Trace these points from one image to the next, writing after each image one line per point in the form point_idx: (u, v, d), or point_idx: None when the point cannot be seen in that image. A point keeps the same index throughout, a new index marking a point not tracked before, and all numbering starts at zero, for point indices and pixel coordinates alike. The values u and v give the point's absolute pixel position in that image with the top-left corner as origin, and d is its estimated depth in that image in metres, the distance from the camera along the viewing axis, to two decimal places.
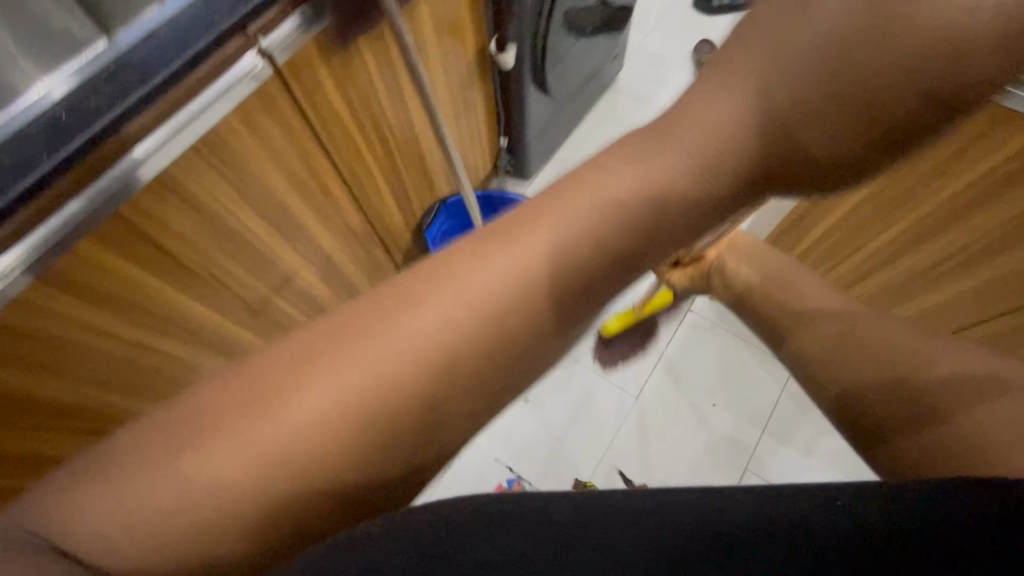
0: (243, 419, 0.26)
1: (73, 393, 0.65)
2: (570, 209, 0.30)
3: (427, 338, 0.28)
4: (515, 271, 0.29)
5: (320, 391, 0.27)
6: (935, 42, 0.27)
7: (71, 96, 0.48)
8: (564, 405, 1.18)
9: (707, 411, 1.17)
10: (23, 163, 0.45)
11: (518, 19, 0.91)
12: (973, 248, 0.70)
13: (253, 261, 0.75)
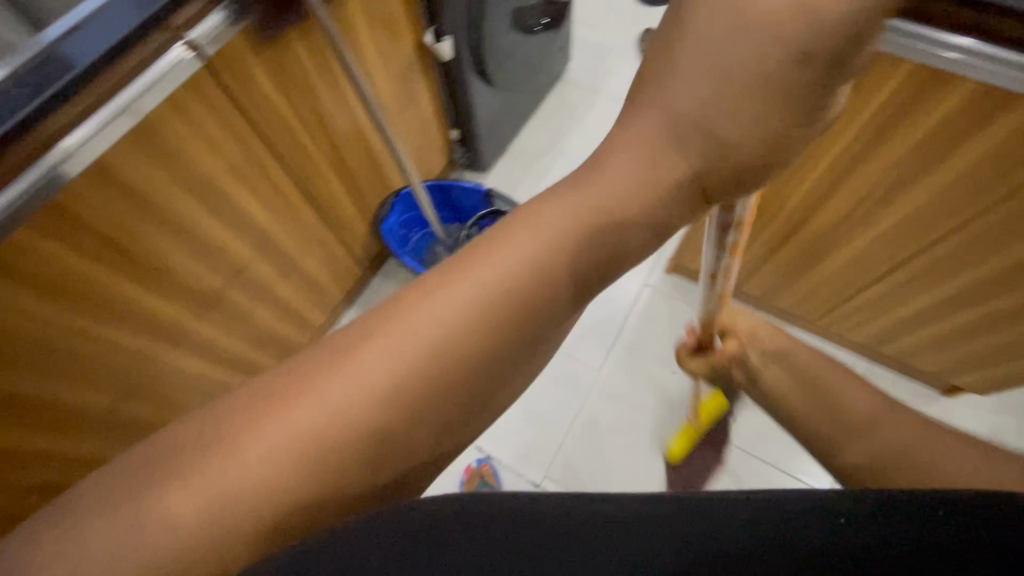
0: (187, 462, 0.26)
1: (43, 387, 0.67)
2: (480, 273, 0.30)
3: (449, 320, 0.29)
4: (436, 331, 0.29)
5: (262, 449, 0.27)
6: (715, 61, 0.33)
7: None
8: (531, 380, 1.22)
9: (666, 383, 1.20)
10: None
11: (449, 11, 0.97)
12: (872, 195, 0.75)
13: (203, 252, 0.78)
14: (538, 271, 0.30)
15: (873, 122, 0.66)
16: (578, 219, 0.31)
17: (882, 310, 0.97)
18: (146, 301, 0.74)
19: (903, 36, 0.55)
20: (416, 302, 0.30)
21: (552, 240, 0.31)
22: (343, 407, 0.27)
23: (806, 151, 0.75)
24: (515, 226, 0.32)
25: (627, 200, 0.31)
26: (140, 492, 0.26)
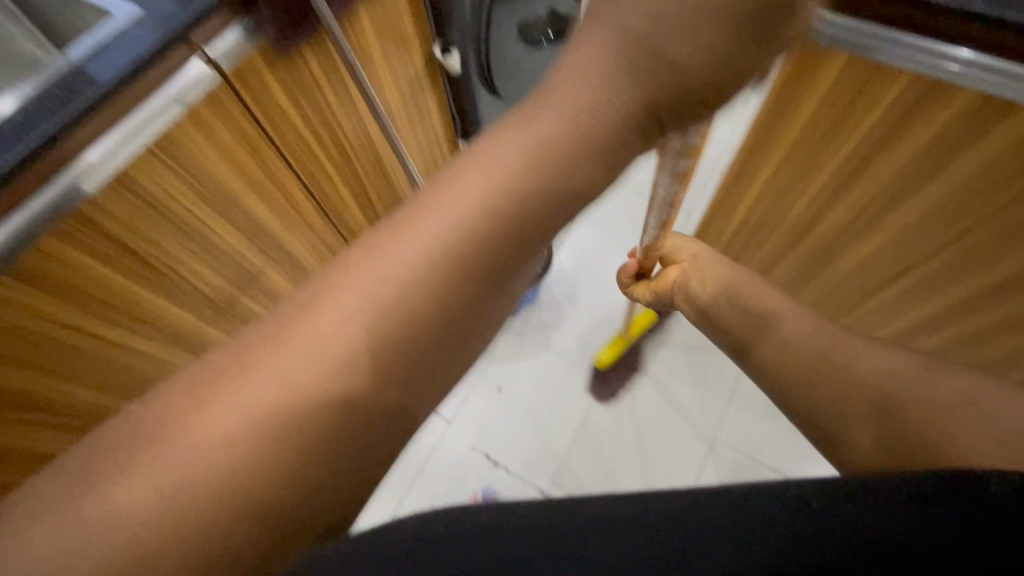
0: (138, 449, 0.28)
1: (56, 385, 0.71)
2: (408, 246, 0.32)
3: (397, 270, 0.31)
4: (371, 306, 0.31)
5: (213, 423, 0.29)
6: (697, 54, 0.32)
7: (27, 105, 0.55)
8: (538, 389, 1.22)
9: (673, 390, 1.20)
10: None
11: (458, 26, 1.00)
12: (874, 205, 0.77)
13: (218, 260, 0.80)
14: (469, 247, 0.32)
15: (876, 132, 0.67)
16: (513, 167, 0.33)
17: (887, 318, 0.98)
18: (161, 306, 0.76)
19: (896, 45, 0.56)
20: (364, 257, 0.32)
21: (492, 187, 0.32)
22: (307, 354, 0.30)
23: (808, 158, 0.76)
24: (453, 180, 0.33)
25: (563, 144, 0.33)
26: (98, 482, 0.27)
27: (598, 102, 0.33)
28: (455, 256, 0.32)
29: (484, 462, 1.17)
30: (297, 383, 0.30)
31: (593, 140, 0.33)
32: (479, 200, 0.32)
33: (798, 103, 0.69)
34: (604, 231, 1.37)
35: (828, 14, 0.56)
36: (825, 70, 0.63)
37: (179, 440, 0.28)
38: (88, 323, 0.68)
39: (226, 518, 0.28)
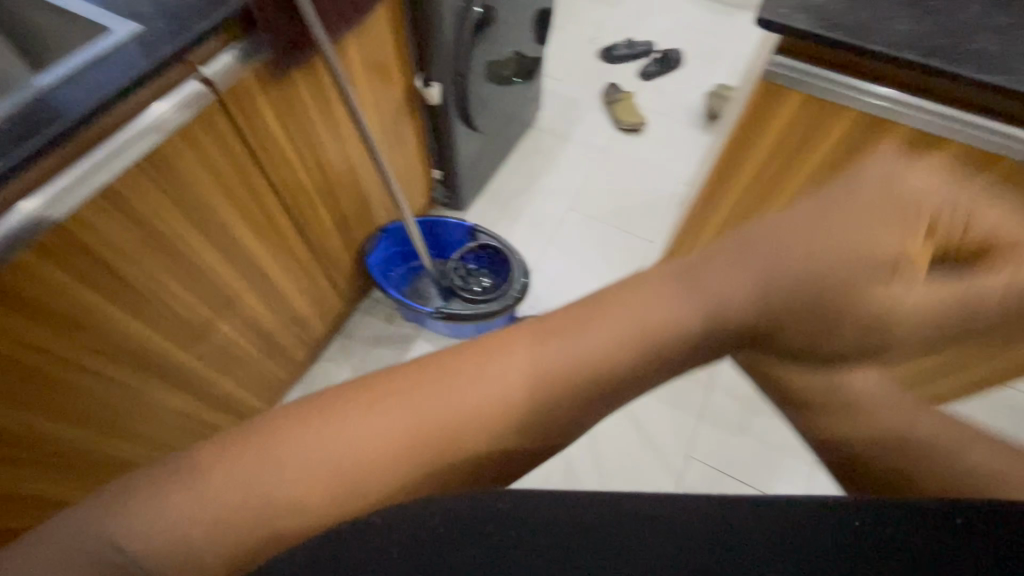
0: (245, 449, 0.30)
1: (15, 418, 0.63)
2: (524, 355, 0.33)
3: (507, 376, 0.32)
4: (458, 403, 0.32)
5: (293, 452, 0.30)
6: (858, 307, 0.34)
7: (20, 117, 0.55)
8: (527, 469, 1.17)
9: (651, 432, 1.21)
10: None
11: (439, 59, 1.05)
12: None
13: (196, 280, 0.78)
14: (572, 366, 0.33)
15: (826, 159, 0.75)
16: (665, 311, 0.34)
17: None
18: (137, 328, 0.72)
19: (830, 86, 0.66)
20: (507, 350, 0.34)
21: (625, 322, 0.33)
22: (409, 436, 0.31)
23: (769, 185, 0.84)
24: (590, 308, 0.35)
25: (684, 307, 0.34)
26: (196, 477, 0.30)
27: (778, 281, 0.34)
28: (548, 369, 0.33)
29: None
30: (365, 453, 0.30)
31: (735, 304, 0.34)
32: (607, 328, 0.33)
33: (759, 138, 0.77)
34: (575, 256, 1.43)
35: (777, 57, 0.67)
36: (782, 107, 0.71)
37: (256, 472, 0.29)
38: (59, 348, 0.63)
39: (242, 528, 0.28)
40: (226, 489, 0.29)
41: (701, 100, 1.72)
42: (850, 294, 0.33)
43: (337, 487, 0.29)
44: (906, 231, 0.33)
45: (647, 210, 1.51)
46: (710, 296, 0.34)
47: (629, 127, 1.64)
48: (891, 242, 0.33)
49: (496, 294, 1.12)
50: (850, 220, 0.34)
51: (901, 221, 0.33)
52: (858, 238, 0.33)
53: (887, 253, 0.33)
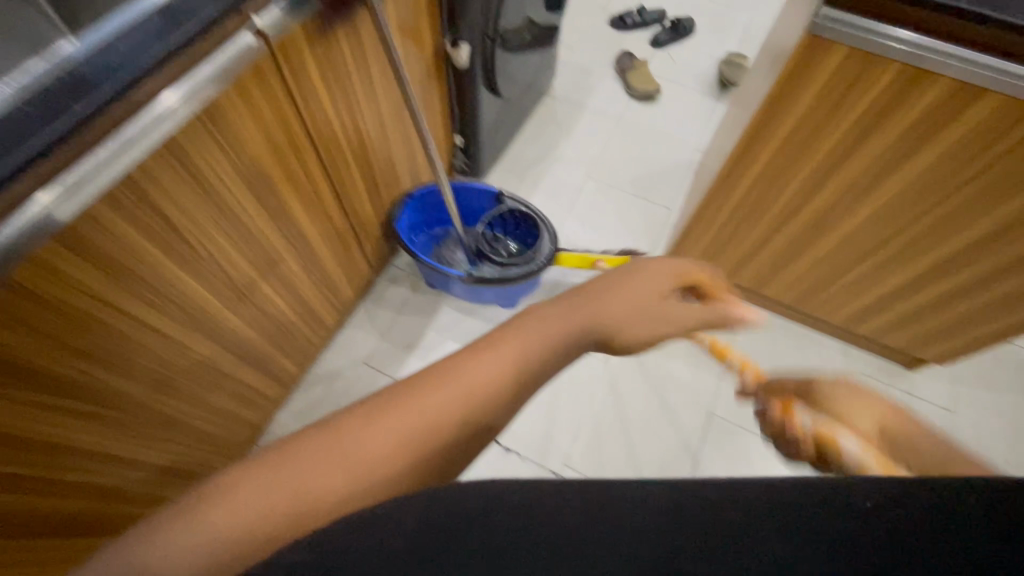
0: (288, 452, 0.32)
1: (79, 371, 0.63)
2: (485, 357, 0.40)
3: (483, 379, 0.38)
4: (456, 397, 0.37)
5: (339, 451, 0.32)
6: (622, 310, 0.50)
7: (90, 65, 0.56)
8: (564, 397, 1.21)
9: (680, 396, 1.22)
10: (53, 114, 0.52)
11: (469, 20, 1.04)
12: (858, 186, 0.88)
13: (243, 239, 0.78)
14: (509, 362, 0.40)
15: (865, 115, 0.77)
16: (551, 325, 0.45)
17: (859, 291, 1.09)
18: (188, 284, 0.72)
19: (871, 38, 0.68)
20: (483, 353, 0.40)
21: (539, 337, 0.43)
22: (428, 429, 0.35)
23: (803, 144, 0.86)
24: (523, 327, 0.43)
25: (561, 317, 0.46)
26: (256, 473, 0.31)
27: (584, 299, 0.49)
28: (498, 375, 0.39)
29: (529, 465, 1.14)
30: (401, 441, 0.33)
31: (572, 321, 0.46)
32: (527, 346, 0.42)
33: (800, 93, 0.79)
34: (595, 224, 1.44)
35: (825, 10, 0.68)
36: (826, 60, 0.73)
37: (291, 472, 0.31)
38: (122, 300, 0.64)
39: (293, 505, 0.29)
40: (262, 489, 0.30)
41: (714, 68, 1.72)
42: (616, 312, 0.49)
43: (366, 483, 0.31)
44: (642, 286, 0.52)
45: (663, 178, 1.52)
46: (566, 310, 0.47)
47: (644, 95, 1.64)
48: (635, 293, 0.52)
49: (525, 258, 1.13)
50: (620, 283, 0.52)
51: (643, 283, 0.53)
52: (624, 290, 0.51)
53: (636, 299, 0.51)
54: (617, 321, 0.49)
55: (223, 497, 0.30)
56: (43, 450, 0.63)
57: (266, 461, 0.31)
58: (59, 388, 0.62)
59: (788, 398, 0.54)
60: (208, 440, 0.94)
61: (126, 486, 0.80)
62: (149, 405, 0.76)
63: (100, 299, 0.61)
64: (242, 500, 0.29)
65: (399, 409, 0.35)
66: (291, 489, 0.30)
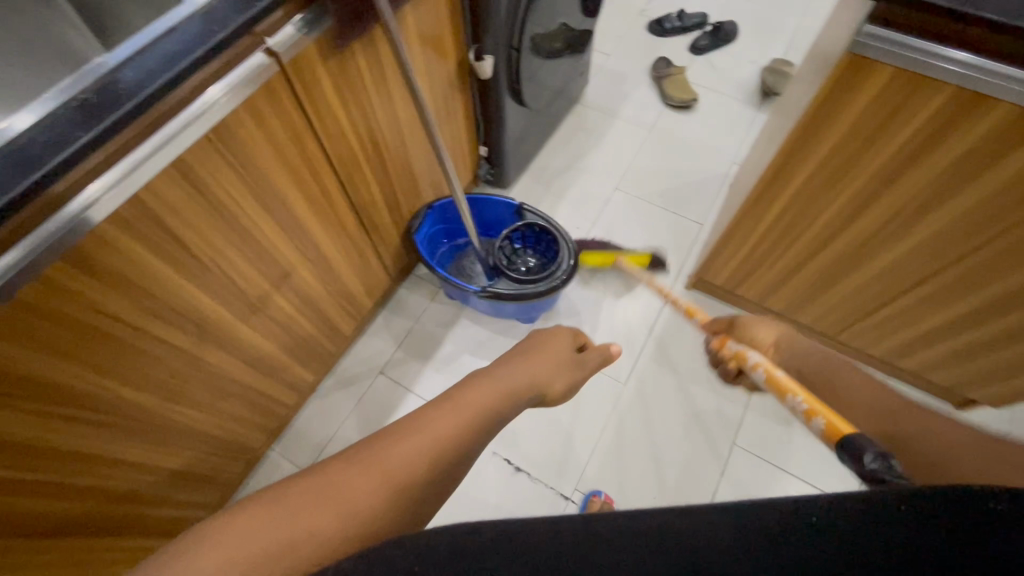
0: (285, 495, 0.37)
1: (90, 382, 0.65)
2: (450, 406, 0.49)
3: (454, 426, 0.47)
4: (428, 440, 0.44)
5: (330, 497, 0.38)
6: (554, 365, 0.69)
7: (103, 87, 0.57)
8: (578, 417, 1.17)
9: (700, 422, 1.16)
10: (62, 137, 0.53)
11: (493, 31, 1.02)
12: (901, 214, 0.81)
13: (257, 253, 0.79)
14: (472, 411, 0.50)
15: (915, 138, 0.70)
16: (507, 384, 0.57)
17: (903, 324, 1.01)
18: (200, 298, 0.73)
19: (919, 57, 0.62)
20: (450, 403, 0.50)
21: (497, 391, 0.55)
22: (401, 472, 0.41)
23: (842, 166, 0.80)
24: (475, 386, 0.54)
25: (506, 377, 0.59)
26: (259, 513, 0.36)
27: (515, 358, 0.66)
28: (464, 422, 0.48)
29: (538, 484, 1.11)
30: (379, 484, 0.40)
31: (523, 382, 0.61)
32: (489, 397, 0.53)
33: (840, 113, 0.73)
34: (620, 237, 1.40)
35: (868, 27, 0.62)
36: (869, 79, 0.67)
37: (279, 516, 0.36)
38: (132, 315, 0.65)
39: (289, 542, 0.35)
40: (229, 548, 0.34)
41: (756, 76, 1.64)
42: (534, 361, 0.67)
43: (347, 524, 0.37)
44: (554, 344, 0.74)
45: (695, 192, 1.45)
46: (501, 371, 0.61)
47: (679, 104, 1.58)
48: (555, 351, 0.72)
49: (543, 274, 1.10)
50: (540, 347, 0.71)
51: (558, 343, 0.74)
52: (542, 351, 0.70)
53: (556, 356, 0.72)
54: (548, 373, 0.67)
55: (229, 533, 0.35)
56: (56, 458, 0.65)
57: (269, 502, 0.37)
58: (72, 398, 0.64)
59: (724, 335, 0.76)
60: (223, 445, 0.96)
61: (142, 489, 0.82)
62: (159, 413, 0.77)
63: (109, 313, 0.62)
64: (245, 536, 0.34)
65: (379, 455, 0.42)
66: (285, 530, 0.35)
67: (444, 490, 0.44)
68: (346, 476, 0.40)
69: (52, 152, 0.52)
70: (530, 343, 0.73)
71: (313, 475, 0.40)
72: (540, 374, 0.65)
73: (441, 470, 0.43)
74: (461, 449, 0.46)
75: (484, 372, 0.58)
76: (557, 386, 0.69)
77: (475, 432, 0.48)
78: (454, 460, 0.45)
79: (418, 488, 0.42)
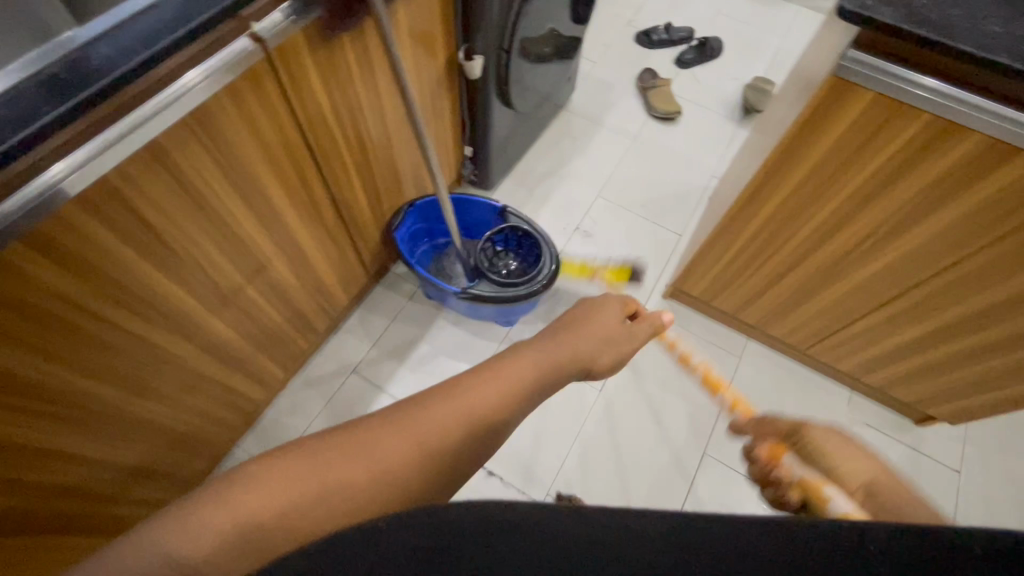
0: (280, 464, 0.40)
1: (49, 374, 0.62)
2: (458, 395, 0.49)
3: (460, 416, 0.47)
4: (430, 433, 0.45)
5: (325, 467, 0.41)
6: (604, 338, 0.69)
7: (71, 64, 0.54)
8: (554, 425, 1.17)
9: (673, 431, 1.17)
10: (25, 114, 0.50)
11: (484, 31, 1.02)
12: (873, 235, 0.84)
13: (230, 244, 0.76)
14: (481, 403, 0.50)
15: (891, 162, 0.72)
16: (525, 368, 0.56)
17: (870, 340, 1.04)
18: (169, 288, 0.71)
19: (902, 85, 0.64)
20: (457, 392, 0.50)
21: (511, 376, 0.54)
22: (401, 456, 0.43)
23: (822, 188, 0.82)
24: (487, 371, 0.54)
25: (535, 359, 0.59)
26: (251, 481, 0.39)
27: (555, 331, 0.68)
28: (471, 413, 0.48)
29: (510, 491, 1.11)
30: (373, 466, 0.41)
31: (554, 361, 0.60)
32: (502, 384, 0.53)
33: (821, 135, 0.75)
34: (600, 244, 1.41)
35: (852, 51, 0.64)
36: (850, 102, 0.69)
37: (276, 483, 0.39)
38: (90, 303, 0.62)
39: (283, 507, 0.38)
40: (266, 495, 0.38)
41: (739, 93, 1.67)
42: (579, 332, 0.68)
43: (338, 499, 0.39)
44: (607, 315, 0.73)
45: (676, 203, 1.48)
46: (537, 350, 0.61)
47: (664, 116, 1.60)
48: (608, 322, 0.72)
49: (525, 278, 1.09)
50: (592, 321, 0.71)
51: (611, 314, 0.74)
52: (594, 324, 0.70)
53: (605, 324, 0.72)
54: (593, 345, 0.67)
55: (229, 493, 0.38)
56: (5, 452, 0.61)
57: (263, 472, 0.40)
58: (22, 390, 0.60)
59: (778, 446, 0.60)
60: (186, 441, 0.92)
61: (97, 488, 0.78)
62: (120, 407, 0.74)
63: (65, 300, 0.59)
64: (238, 503, 0.37)
65: (378, 437, 0.44)
66: (277, 499, 0.38)
67: (445, 481, 0.45)
68: (342, 450, 0.42)
69: (12, 131, 0.49)
70: (574, 313, 0.73)
71: (310, 448, 0.42)
72: (589, 344, 0.67)
73: (439, 461, 0.45)
74: (463, 445, 0.47)
75: (500, 356, 0.58)
76: (604, 358, 0.69)
77: (477, 422, 0.48)
78: (453, 452, 0.46)
79: (416, 478, 0.43)
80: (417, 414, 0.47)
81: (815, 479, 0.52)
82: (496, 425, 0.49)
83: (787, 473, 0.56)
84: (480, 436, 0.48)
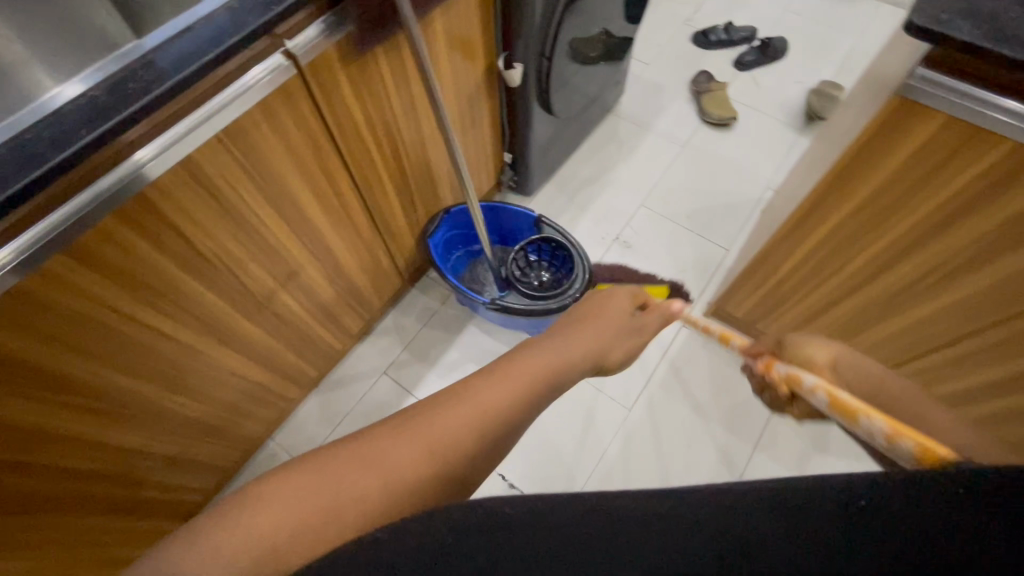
0: (285, 477, 0.39)
1: (92, 372, 0.66)
2: (473, 395, 0.47)
3: (480, 412, 0.46)
4: (448, 434, 0.43)
5: (346, 480, 0.39)
6: (614, 332, 0.68)
7: (112, 83, 0.56)
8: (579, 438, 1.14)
9: (705, 454, 1.11)
10: (66, 134, 0.52)
11: (524, 39, 0.99)
12: (942, 268, 0.75)
13: (263, 253, 0.79)
14: (499, 400, 0.47)
15: (968, 190, 0.64)
16: (545, 367, 0.54)
17: (933, 379, 0.94)
18: (204, 295, 0.73)
19: (979, 108, 0.57)
20: (472, 392, 0.48)
21: (530, 374, 0.52)
22: (416, 460, 0.41)
23: (885, 214, 0.74)
24: (505, 370, 0.52)
25: (550, 354, 0.57)
26: (255, 501, 0.37)
27: (568, 323, 0.67)
28: (487, 414, 0.46)
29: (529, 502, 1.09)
30: (388, 471, 0.40)
31: (571, 360, 0.58)
32: (522, 384, 0.50)
33: (883, 156, 0.68)
34: (642, 249, 1.36)
35: (921, 69, 0.58)
36: (918, 124, 0.62)
37: (284, 498, 0.37)
38: (130, 309, 0.65)
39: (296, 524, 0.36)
40: (277, 514, 0.36)
41: (803, 98, 1.56)
42: (587, 322, 0.67)
43: (353, 509, 0.37)
44: (621, 313, 0.72)
45: (726, 214, 1.40)
46: (548, 346, 0.59)
47: (718, 121, 1.52)
48: (619, 314, 0.71)
49: (554, 293, 1.07)
50: (603, 314, 0.70)
51: (625, 313, 0.72)
52: (606, 316, 0.69)
53: (619, 318, 0.70)
54: (606, 341, 0.65)
55: (236, 513, 0.36)
56: (50, 442, 0.66)
57: (264, 489, 0.38)
58: (66, 388, 0.64)
59: (770, 358, 0.59)
60: (221, 435, 0.96)
61: (137, 477, 0.83)
62: (159, 403, 0.78)
63: (103, 306, 0.62)
64: (243, 524, 0.35)
65: (393, 438, 0.42)
66: (285, 515, 0.36)
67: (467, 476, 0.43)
68: (353, 459, 0.40)
69: (54, 151, 0.51)
70: (588, 309, 0.71)
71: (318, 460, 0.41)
72: (603, 335, 0.66)
73: (459, 460, 0.43)
74: (480, 442, 0.44)
75: (523, 354, 0.55)
76: (616, 351, 0.67)
77: (496, 424, 0.46)
78: (470, 451, 0.44)
79: (432, 478, 0.41)
80: (429, 414, 0.45)
81: (796, 370, 0.51)
82: (514, 427, 0.47)
83: (777, 376, 0.54)
84: (496, 439, 0.46)
